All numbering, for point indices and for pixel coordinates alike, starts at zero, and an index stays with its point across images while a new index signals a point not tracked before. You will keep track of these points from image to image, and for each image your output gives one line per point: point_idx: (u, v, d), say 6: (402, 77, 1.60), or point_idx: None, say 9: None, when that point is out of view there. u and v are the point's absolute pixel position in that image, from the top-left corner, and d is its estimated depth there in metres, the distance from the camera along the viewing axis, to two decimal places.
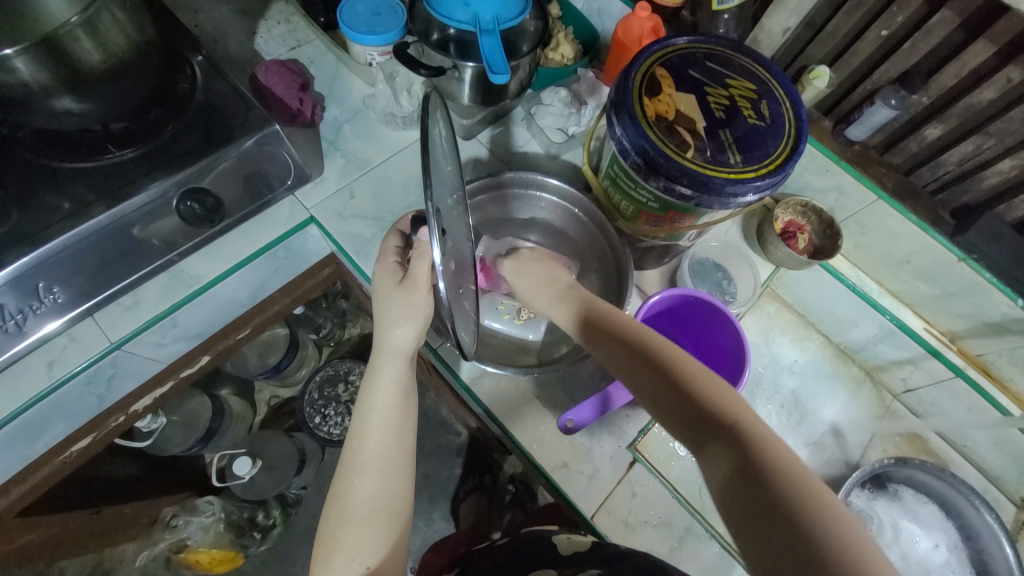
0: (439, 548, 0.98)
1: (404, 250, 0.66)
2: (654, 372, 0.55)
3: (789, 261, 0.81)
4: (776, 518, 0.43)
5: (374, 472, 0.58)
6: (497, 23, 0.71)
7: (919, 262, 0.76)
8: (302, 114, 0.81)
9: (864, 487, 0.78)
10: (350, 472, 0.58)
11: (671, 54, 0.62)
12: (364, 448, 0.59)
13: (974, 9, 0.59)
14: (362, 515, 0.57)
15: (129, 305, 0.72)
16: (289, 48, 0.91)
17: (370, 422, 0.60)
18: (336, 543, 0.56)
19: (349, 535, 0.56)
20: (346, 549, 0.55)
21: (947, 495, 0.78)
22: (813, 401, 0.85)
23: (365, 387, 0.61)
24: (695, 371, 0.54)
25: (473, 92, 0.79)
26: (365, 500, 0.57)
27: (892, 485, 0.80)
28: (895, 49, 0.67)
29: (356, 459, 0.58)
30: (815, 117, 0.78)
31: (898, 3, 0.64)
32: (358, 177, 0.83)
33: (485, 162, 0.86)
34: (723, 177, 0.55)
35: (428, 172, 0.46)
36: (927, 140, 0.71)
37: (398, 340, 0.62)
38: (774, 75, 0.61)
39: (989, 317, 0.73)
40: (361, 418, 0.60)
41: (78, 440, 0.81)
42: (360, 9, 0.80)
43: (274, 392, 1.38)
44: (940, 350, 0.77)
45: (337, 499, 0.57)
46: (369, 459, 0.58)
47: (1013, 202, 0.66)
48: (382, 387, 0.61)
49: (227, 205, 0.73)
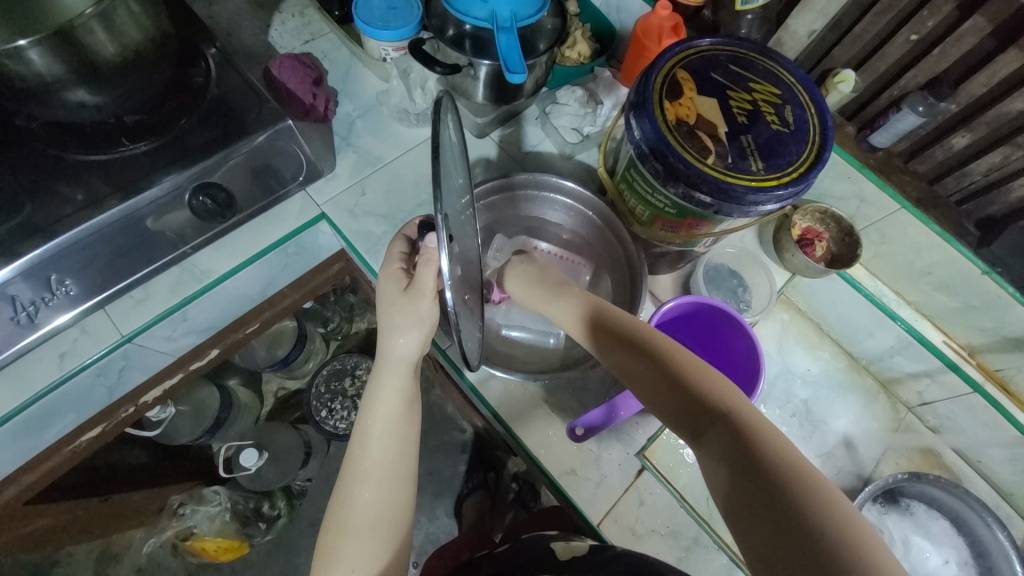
0: (440, 555, 0.98)
1: (410, 256, 0.65)
2: (660, 375, 0.53)
3: (806, 269, 0.80)
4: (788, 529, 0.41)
5: (376, 479, 0.58)
6: (515, 21, 0.70)
7: (940, 274, 0.74)
8: (315, 109, 0.81)
9: (874, 501, 0.77)
10: (352, 480, 0.58)
11: (694, 56, 0.60)
12: (366, 456, 0.59)
13: (1011, 14, 0.57)
14: (362, 525, 0.56)
15: (140, 299, 0.72)
16: (302, 41, 0.91)
17: (373, 429, 0.60)
18: (337, 550, 0.56)
19: (350, 542, 0.56)
20: (346, 556, 0.55)
21: (959, 511, 0.77)
22: (825, 412, 0.83)
23: (369, 394, 0.62)
24: (704, 375, 0.52)
25: (488, 90, 0.78)
26: (365, 510, 0.57)
27: (904, 500, 0.79)
28: (925, 54, 0.65)
29: (359, 466, 0.58)
30: (837, 122, 0.76)
31: (929, 7, 0.62)
32: (370, 174, 0.82)
33: (498, 162, 0.85)
34: (744, 184, 0.53)
35: (438, 178, 0.45)
36: (954, 149, 0.69)
37: (402, 348, 0.61)
38: (799, 80, 0.59)
39: (1011, 332, 0.71)
40: (364, 426, 0.60)
41: (87, 430, 0.81)
42: (376, 4, 0.78)
43: (281, 385, 1.38)
44: (959, 364, 0.75)
45: (339, 506, 0.58)
46: (371, 466, 0.58)
47: None
48: (384, 396, 0.61)
49: (239, 200, 0.73)
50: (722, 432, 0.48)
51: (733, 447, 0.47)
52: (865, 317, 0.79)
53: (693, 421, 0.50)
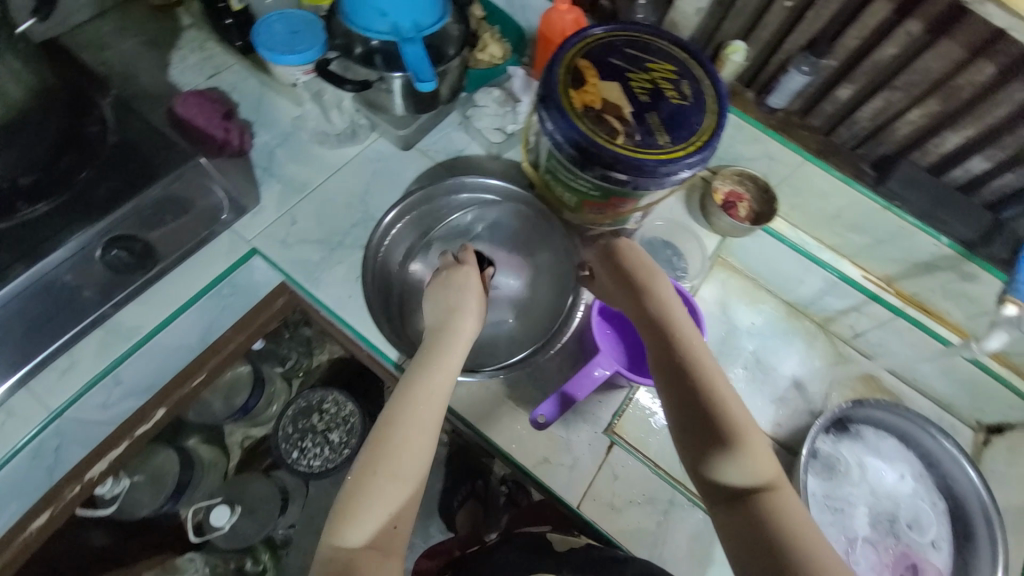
0: (431, 553, 0.96)
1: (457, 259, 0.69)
2: (696, 397, 0.52)
3: (734, 230, 0.84)
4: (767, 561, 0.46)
5: (416, 444, 0.54)
6: (418, 31, 0.71)
7: (848, 214, 0.81)
8: (229, 143, 0.79)
9: (827, 433, 0.82)
10: (393, 425, 0.54)
11: (591, 44, 0.63)
12: (414, 416, 0.55)
13: None
14: (396, 475, 0.52)
15: (65, 368, 0.68)
16: (206, 76, 0.87)
17: (435, 384, 0.57)
18: (363, 504, 0.51)
19: (377, 500, 0.51)
20: (371, 515, 0.51)
21: (904, 428, 0.83)
22: (772, 359, 0.89)
23: (436, 356, 0.58)
24: (757, 448, 0.50)
25: (406, 102, 0.79)
26: (407, 459, 0.53)
27: (860, 428, 0.84)
28: (801, 18, 0.72)
29: (401, 425, 0.54)
30: (738, 90, 0.81)
31: None
32: (298, 201, 0.80)
33: (427, 171, 0.84)
34: (655, 158, 0.56)
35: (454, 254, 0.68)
36: (841, 100, 0.77)
37: (463, 328, 0.61)
38: (691, 55, 0.63)
39: (918, 258, 0.78)
40: (422, 385, 0.56)
41: (29, 521, 0.69)
42: (277, 29, 0.77)
43: (245, 434, 1.27)
44: (880, 294, 0.82)
45: (372, 458, 0.53)
46: (414, 428, 0.54)
47: (925, 147, 0.75)
48: (449, 360, 0.59)
49: (160, 248, 0.71)
50: (758, 512, 0.48)
51: (769, 535, 0.46)
52: (794, 266, 0.84)
53: (733, 481, 0.50)
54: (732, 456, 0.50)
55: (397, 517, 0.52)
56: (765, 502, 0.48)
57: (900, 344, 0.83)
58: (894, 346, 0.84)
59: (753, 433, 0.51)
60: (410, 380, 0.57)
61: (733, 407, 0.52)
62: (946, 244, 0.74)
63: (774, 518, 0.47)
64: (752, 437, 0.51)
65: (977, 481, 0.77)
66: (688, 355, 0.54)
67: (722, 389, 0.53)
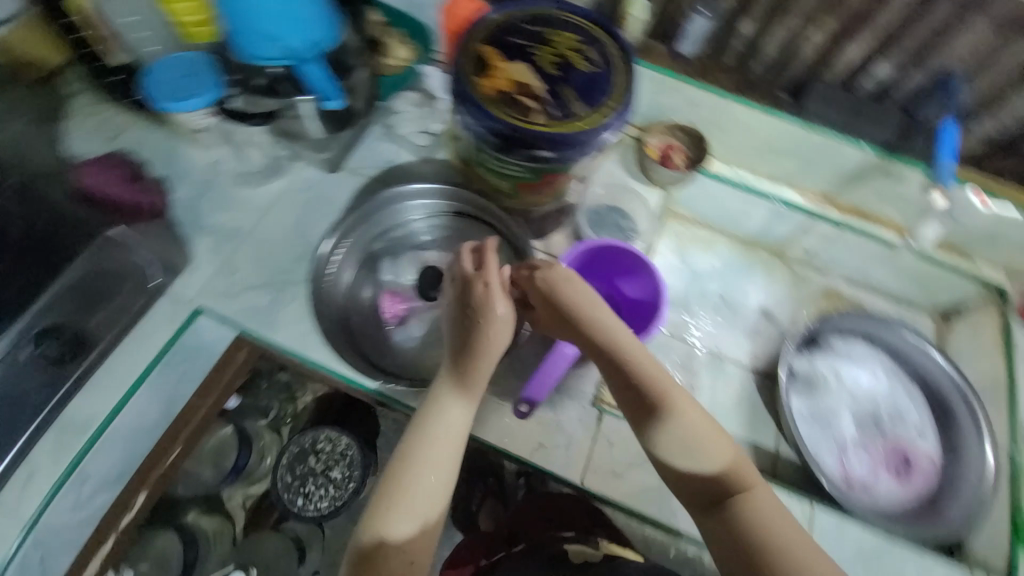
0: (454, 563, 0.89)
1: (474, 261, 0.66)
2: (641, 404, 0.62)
3: (672, 180, 0.86)
4: (743, 556, 0.57)
5: (441, 451, 0.59)
6: (315, 49, 0.69)
7: (777, 142, 0.83)
8: (145, 206, 0.75)
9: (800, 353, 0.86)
10: (425, 433, 0.60)
11: (491, 27, 0.62)
12: (445, 423, 0.60)
13: None
14: (438, 474, 0.58)
15: (24, 480, 0.65)
16: (106, 140, 0.82)
17: (462, 393, 0.62)
18: (404, 503, 0.57)
19: (421, 492, 0.58)
20: (421, 505, 0.57)
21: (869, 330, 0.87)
22: (737, 295, 0.92)
23: (455, 376, 0.62)
24: (716, 440, 0.60)
25: (322, 122, 0.78)
26: (442, 460, 0.59)
27: (832, 342, 0.87)
28: None
29: (440, 433, 0.60)
30: (647, 45, 0.83)
31: None
32: (234, 248, 0.76)
33: (362, 187, 0.81)
34: (577, 129, 0.56)
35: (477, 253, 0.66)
36: (745, 35, 0.79)
37: (503, 339, 0.63)
38: (591, 18, 0.63)
39: (846, 169, 0.82)
40: (451, 399, 0.62)
41: None
42: (169, 75, 0.74)
43: (245, 493, 1.16)
44: (820, 210, 0.85)
45: (405, 465, 0.59)
46: (439, 440, 0.60)
47: (829, 64, 0.78)
48: (491, 348, 0.62)
49: (93, 334, 0.71)
50: (715, 473, 0.59)
51: (749, 549, 0.57)
52: (737, 202, 0.87)
53: (699, 466, 0.59)
54: (694, 451, 0.60)
55: (434, 507, 0.58)
56: (721, 470, 0.59)
57: (849, 253, 0.88)
58: (844, 256, 0.88)
59: (713, 430, 0.61)
60: (449, 389, 0.62)
61: (690, 413, 0.61)
62: (869, 151, 0.78)
63: (724, 476, 0.59)
64: (712, 431, 0.61)
65: (945, 365, 0.82)
66: (634, 370, 0.61)
67: (680, 397, 0.62)
